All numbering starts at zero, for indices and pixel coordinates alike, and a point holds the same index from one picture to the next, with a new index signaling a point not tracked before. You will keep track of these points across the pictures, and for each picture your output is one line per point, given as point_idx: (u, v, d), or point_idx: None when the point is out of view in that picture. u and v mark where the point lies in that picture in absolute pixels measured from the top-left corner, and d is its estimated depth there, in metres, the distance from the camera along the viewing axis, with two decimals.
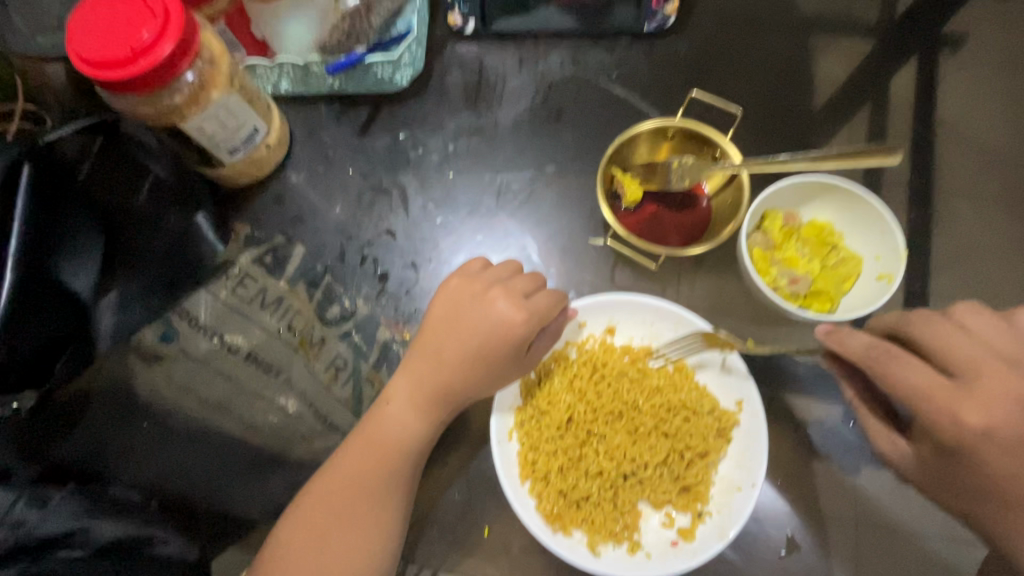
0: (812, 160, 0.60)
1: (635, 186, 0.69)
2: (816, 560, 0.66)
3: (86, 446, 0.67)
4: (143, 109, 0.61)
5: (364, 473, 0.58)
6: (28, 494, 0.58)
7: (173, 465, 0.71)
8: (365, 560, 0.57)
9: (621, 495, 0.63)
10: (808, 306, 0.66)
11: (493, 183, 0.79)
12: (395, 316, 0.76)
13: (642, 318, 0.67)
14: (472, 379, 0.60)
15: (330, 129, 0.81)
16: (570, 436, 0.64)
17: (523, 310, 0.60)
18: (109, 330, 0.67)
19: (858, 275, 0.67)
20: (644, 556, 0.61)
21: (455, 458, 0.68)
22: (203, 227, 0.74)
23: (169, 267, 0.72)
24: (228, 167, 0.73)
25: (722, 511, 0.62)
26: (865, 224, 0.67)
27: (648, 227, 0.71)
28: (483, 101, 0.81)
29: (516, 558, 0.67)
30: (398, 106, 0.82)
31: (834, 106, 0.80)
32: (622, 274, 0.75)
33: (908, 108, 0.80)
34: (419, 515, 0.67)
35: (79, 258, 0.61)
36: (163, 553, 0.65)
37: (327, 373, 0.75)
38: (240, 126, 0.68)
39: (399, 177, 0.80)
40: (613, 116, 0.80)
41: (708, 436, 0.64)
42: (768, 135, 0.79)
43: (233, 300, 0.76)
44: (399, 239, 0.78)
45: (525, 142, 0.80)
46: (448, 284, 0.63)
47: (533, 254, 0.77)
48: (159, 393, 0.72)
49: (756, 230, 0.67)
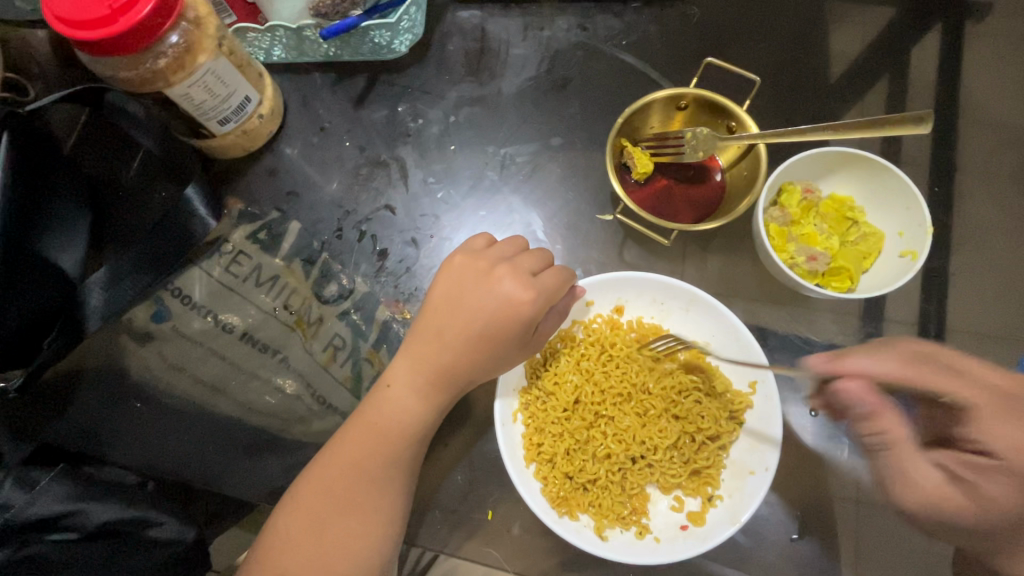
0: (832, 131, 0.57)
1: (646, 159, 0.66)
2: (827, 544, 0.65)
3: (77, 430, 0.64)
4: (124, 72, 0.57)
5: (363, 458, 0.56)
6: (15, 476, 0.58)
7: (167, 452, 0.68)
8: (366, 548, 0.55)
9: (629, 480, 0.61)
10: (826, 285, 0.63)
11: (496, 156, 0.76)
12: (395, 295, 0.73)
13: (652, 297, 0.65)
14: (476, 361, 0.57)
15: (325, 100, 0.77)
16: (577, 418, 0.62)
17: (531, 289, 0.57)
18: (98, 308, 0.63)
19: (878, 253, 0.64)
20: (652, 540, 0.59)
21: (457, 441, 0.67)
22: (193, 202, 0.68)
23: (161, 243, 0.67)
24: (219, 139, 0.70)
25: (734, 495, 0.60)
26: (888, 199, 0.64)
27: (659, 202, 0.68)
28: (485, 70, 0.77)
29: (519, 541, 0.65)
30: (396, 75, 0.78)
31: (854, 75, 0.76)
32: (631, 252, 0.73)
33: (932, 77, 0.76)
34: (420, 498, 0.65)
35: (66, 232, 0.60)
36: (157, 535, 0.64)
37: (325, 353, 0.72)
38: (230, 94, 0.64)
39: (397, 150, 0.76)
40: (622, 86, 0.77)
41: (720, 418, 0.62)
42: (783, 106, 0.76)
43: (226, 277, 0.73)
44: (398, 215, 0.75)
45: (529, 114, 0.77)
46: (451, 262, 0.60)
47: (538, 230, 0.74)
48: (154, 373, 0.69)
49: (772, 205, 0.64)
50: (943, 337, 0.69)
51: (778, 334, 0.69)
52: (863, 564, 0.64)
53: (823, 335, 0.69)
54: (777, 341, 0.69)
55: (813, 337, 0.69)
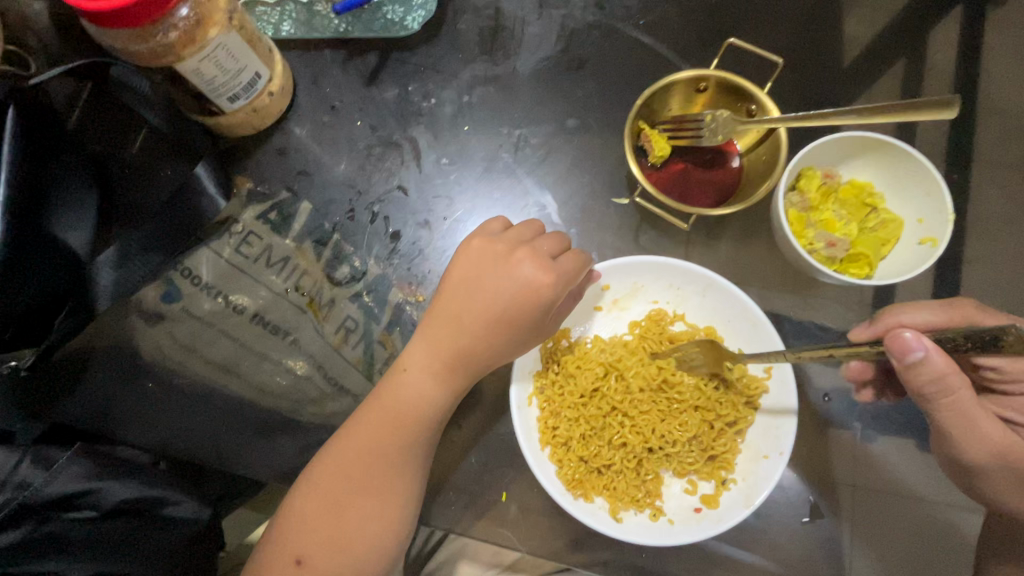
0: (859, 114, 0.56)
1: (663, 142, 0.66)
2: (837, 527, 0.66)
3: (86, 407, 0.65)
4: (134, 47, 0.56)
5: (379, 442, 0.56)
6: (32, 454, 0.59)
7: (177, 429, 0.68)
8: (383, 531, 0.56)
9: (643, 466, 0.61)
10: (844, 271, 0.63)
11: (510, 137, 0.75)
12: (408, 277, 0.73)
13: (669, 283, 0.65)
14: (494, 344, 0.57)
15: (335, 77, 0.76)
16: (594, 404, 0.62)
17: (550, 271, 0.57)
18: (109, 287, 0.66)
19: (897, 239, 0.63)
20: (666, 522, 0.59)
21: (471, 423, 0.67)
22: (203, 179, 0.69)
23: (169, 221, 0.68)
24: (228, 116, 0.68)
25: (748, 478, 0.60)
26: (909, 185, 0.63)
27: (675, 185, 0.67)
28: (499, 49, 0.76)
29: (533, 522, 0.66)
30: (408, 53, 0.76)
31: (871, 58, 0.75)
32: (646, 236, 0.72)
33: (950, 60, 0.75)
34: (436, 478, 0.66)
35: (76, 210, 0.59)
36: (173, 513, 0.64)
37: (337, 335, 0.72)
38: (240, 70, 0.62)
39: (410, 130, 0.75)
40: (637, 67, 0.75)
41: (737, 403, 0.62)
42: (802, 90, 0.74)
43: (237, 258, 0.73)
44: (411, 195, 0.74)
45: (544, 94, 0.75)
46: (468, 245, 0.60)
47: (553, 214, 0.73)
48: (164, 354, 0.69)
49: (792, 190, 0.64)
50: None
51: (791, 319, 0.70)
52: (873, 548, 0.65)
53: (840, 322, 0.69)
54: (793, 328, 0.69)
55: (826, 322, 0.69)
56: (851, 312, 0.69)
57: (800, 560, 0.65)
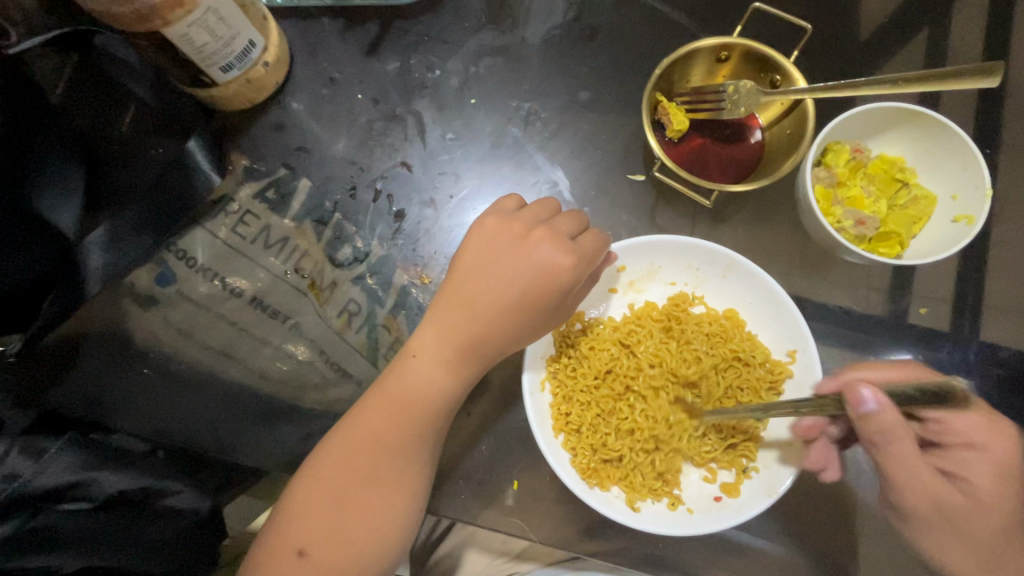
0: (893, 84, 0.52)
1: (681, 115, 0.62)
2: (857, 515, 0.64)
3: (78, 394, 0.63)
4: (117, 9, 0.51)
5: (386, 430, 0.53)
6: (20, 445, 0.55)
7: (171, 416, 0.65)
8: (390, 521, 0.54)
9: (660, 457, 0.58)
10: (874, 250, 0.60)
11: (518, 111, 0.71)
12: (413, 258, 0.70)
13: (687, 263, 0.62)
14: (508, 329, 0.54)
15: (333, 48, 0.72)
16: (610, 391, 0.59)
17: (570, 253, 0.54)
18: (98, 269, 0.63)
19: (929, 216, 0.60)
20: (685, 512, 0.57)
21: (480, 409, 0.65)
22: (195, 154, 0.66)
23: (160, 202, 0.65)
24: (221, 88, 0.64)
25: (770, 467, 0.58)
26: (941, 160, 0.60)
27: (693, 161, 0.64)
28: (507, 18, 0.72)
29: (544, 511, 0.64)
30: (410, 22, 0.72)
31: (899, 26, 0.71)
32: (662, 214, 0.69)
33: (983, 26, 0.71)
34: (444, 466, 0.64)
35: (59, 190, 0.58)
36: (173, 504, 0.61)
37: (340, 318, 0.69)
38: (233, 37, 0.58)
39: (414, 103, 0.71)
40: (653, 36, 0.71)
41: (761, 389, 0.59)
42: (827, 60, 0.71)
43: (233, 238, 0.69)
44: (415, 173, 0.71)
45: (554, 65, 0.71)
46: (482, 224, 0.56)
47: (565, 191, 0.70)
48: (159, 339, 0.67)
49: (818, 165, 0.61)
50: (980, 308, 0.66)
51: (812, 302, 0.67)
52: (894, 537, 0.63)
53: (860, 304, 0.67)
54: (813, 310, 0.67)
55: (847, 304, 0.67)
56: (871, 294, 0.67)
57: (817, 549, 0.63)
